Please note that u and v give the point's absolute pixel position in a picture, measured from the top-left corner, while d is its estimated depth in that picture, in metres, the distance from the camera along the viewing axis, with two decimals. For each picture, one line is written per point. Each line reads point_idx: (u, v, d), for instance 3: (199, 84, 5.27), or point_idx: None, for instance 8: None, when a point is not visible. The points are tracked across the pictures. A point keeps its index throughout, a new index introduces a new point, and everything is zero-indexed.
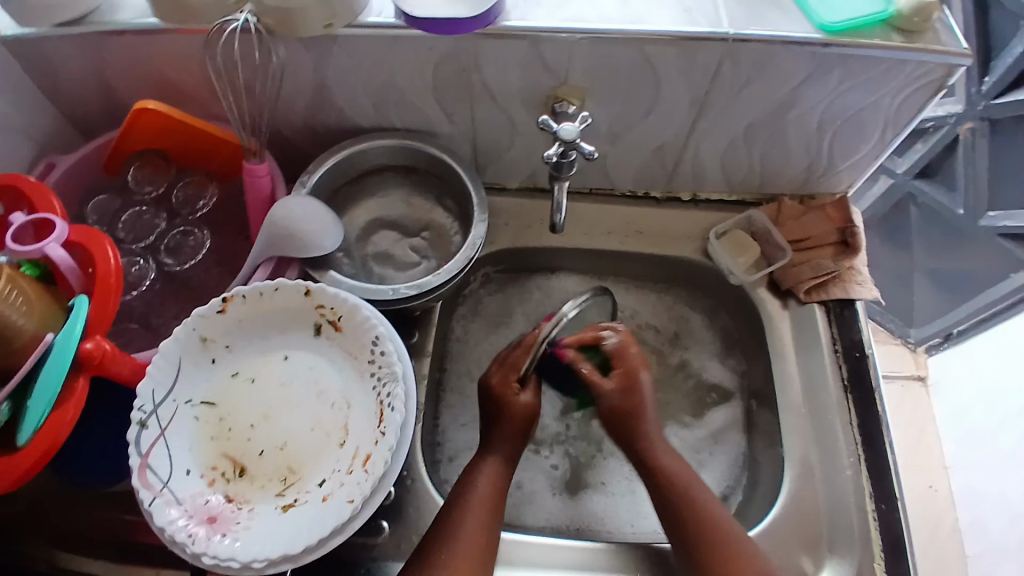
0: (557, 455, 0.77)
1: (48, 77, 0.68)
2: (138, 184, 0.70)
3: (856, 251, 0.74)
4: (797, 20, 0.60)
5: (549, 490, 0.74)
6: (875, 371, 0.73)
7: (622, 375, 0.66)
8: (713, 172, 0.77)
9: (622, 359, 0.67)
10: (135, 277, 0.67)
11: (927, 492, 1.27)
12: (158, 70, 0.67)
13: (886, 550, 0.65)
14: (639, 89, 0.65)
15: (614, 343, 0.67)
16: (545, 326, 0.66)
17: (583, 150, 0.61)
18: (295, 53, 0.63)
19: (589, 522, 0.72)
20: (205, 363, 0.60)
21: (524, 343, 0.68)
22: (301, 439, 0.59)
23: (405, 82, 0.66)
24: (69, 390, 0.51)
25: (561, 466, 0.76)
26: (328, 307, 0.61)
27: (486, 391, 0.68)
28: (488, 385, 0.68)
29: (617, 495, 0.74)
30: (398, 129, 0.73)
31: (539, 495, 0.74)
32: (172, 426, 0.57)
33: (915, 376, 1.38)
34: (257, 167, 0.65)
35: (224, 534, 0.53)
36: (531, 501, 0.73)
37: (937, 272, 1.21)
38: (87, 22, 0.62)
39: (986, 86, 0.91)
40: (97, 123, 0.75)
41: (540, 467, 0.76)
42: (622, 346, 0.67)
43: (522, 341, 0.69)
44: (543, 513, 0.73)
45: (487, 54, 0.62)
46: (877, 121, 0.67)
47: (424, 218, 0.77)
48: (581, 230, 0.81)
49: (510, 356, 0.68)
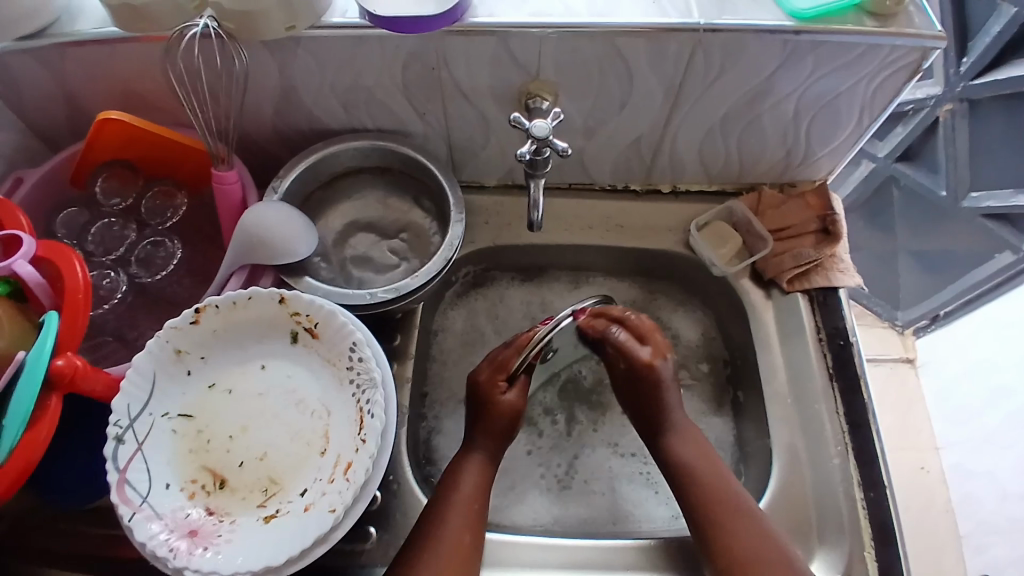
0: (548, 456, 0.76)
1: (11, 90, 0.67)
2: (105, 195, 0.70)
3: (837, 238, 0.74)
4: (768, 8, 0.59)
5: (538, 487, 0.74)
6: (859, 357, 0.72)
7: (629, 369, 0.68)
8: (691, 163, 0.77)
9: (630, 357, 0.68)
10: (107, 290, 0.66)
11: (918, 473, 1.28)
12: (121, 79, 0.66)
13: (875, 538, 0.65)
14: (611, 82, 0.64)
15: (619, 342, 0.68)
16: (540, 331, 0.65)
17: (556, 146, 0.60)
18: (259, 56, 0.62)
19: (571, 523, 0.72)
20: (180, 376, 0.59)
21: (517, 343, 0.67)
22: (281, 449, 0.58)
23: (374, 83, 0.65)
24: (42, 408, 0.50)
25: (550, 467, 0.75)
26: (304, 315, 0.60)
27: (474, 387, 0.67)
28: (476, 382, 0.67)
29: (596, 494, 0.74)
30: (371, 131, 0.72)
31: (530, 492, 0.74)
32: (149, 441, 0.56)
33: (904, 358, 1.38)
34: (225, 174, 0.64)
35: (206, 548, 0.52)
36: (521, 501, 0.73)
37: (922, 254, 1.21)
38: (46, 33, 0.61)
39: (964, 67, 0.91)
40: (65, 135, 0.74)
41: (534, 466, 0.75)
42: (629, 344, 0.68)
43: (514, 341, 0.68)
44: (531, 513, 0.72)
45: (455, 52, 0.61)
46: (853, 106, 0.67)
47: (401, 218, 0.76)
48: (561, 226, 0.80)
49: (500, 355, 0.68)
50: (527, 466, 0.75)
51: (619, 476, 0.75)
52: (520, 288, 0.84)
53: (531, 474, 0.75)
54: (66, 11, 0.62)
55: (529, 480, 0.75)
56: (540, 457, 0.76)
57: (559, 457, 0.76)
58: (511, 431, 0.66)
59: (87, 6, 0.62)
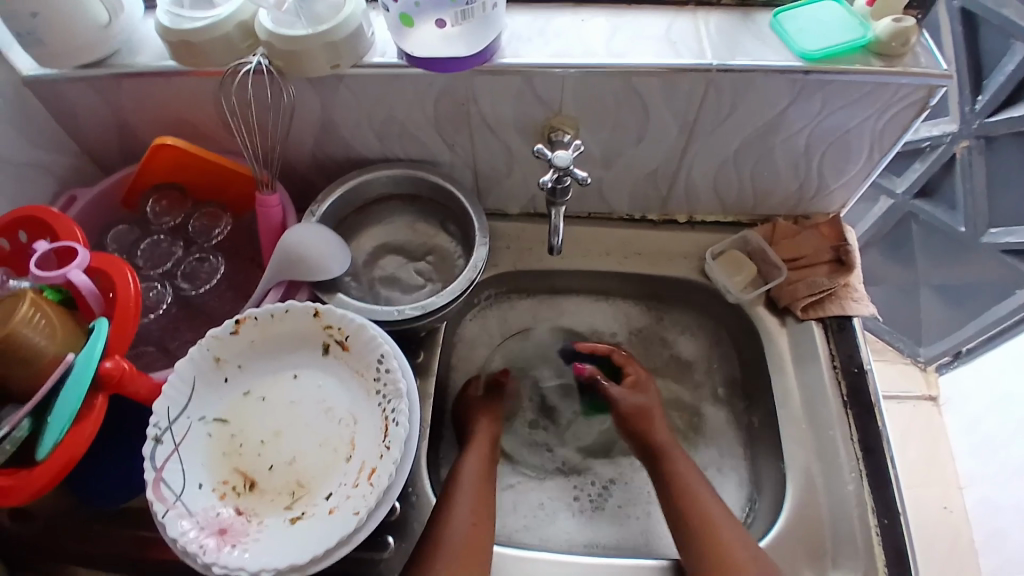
0: (582, 487, 0.78)
1: (72, 117, 0.74)
2: (157, 215, 0.75)
3: (851, 268, 0.76)
4: (778, 50, 0.63)
5: (573, 509, 0.77)
6: (874, 385, 0.73)
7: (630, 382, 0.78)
8: (705, 194, 0.80)
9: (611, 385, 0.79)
10: (153, 301, 0.71)
11: (943, 513, 1.24)
12: (174, 108, 0.72)
13: (890, 565, 0.65)
14: (628, 117, 0.68)
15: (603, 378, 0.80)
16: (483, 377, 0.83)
17: (577, 175, 0.63)
18: (303, 91, 0.67)
19: (606, 542, 0.74)
20: (218, 382, 0.63)
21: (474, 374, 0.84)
22: (309, 455, 0.61)
23: (406, 116, 0.70)
24: (89, 406, 0.54)
25: (581, 492, 0.78)
26: (336, 328, 0.64)
27: (464, 411, 0.78)
28: (470, 406, 0.78)
29: (630, 511, 0.77)
30: (402, 160, 0.77)
31: (565, 513, 0.76)
32: (187, 442, 0.59)
33: (927, 395, 1.36)
34: (269, 198, 0.69)
35: (234, 546, 0.55)
36: (550, 522, 0.76)
37: (944, 288, 1.21)
38: (105, 64, 0.67)
39: (980, 104, 0.93)
40: (116, 157, 0.80)
41: (565, 489, 0.78)
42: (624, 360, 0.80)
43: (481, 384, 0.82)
44: (561, 535, 0.75)
45: (481, 87, 0.65)
46: (862, 142, 0.70)
47: (428, 242, 0.81)
48: (579, 252, 0.84)
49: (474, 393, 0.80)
50: (551, 490, 0.78)
51: (640, 506, 0.77)
52: (532, 316, 0.87)
53: (558, 499, 0.77)
54: (126, 45, 0.68)
55: (561, 501, 0.77)
56: (566, 485, 0.79)
57: (587, 486, 0.79)
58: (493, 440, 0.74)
59: (144, 42, 0.69)
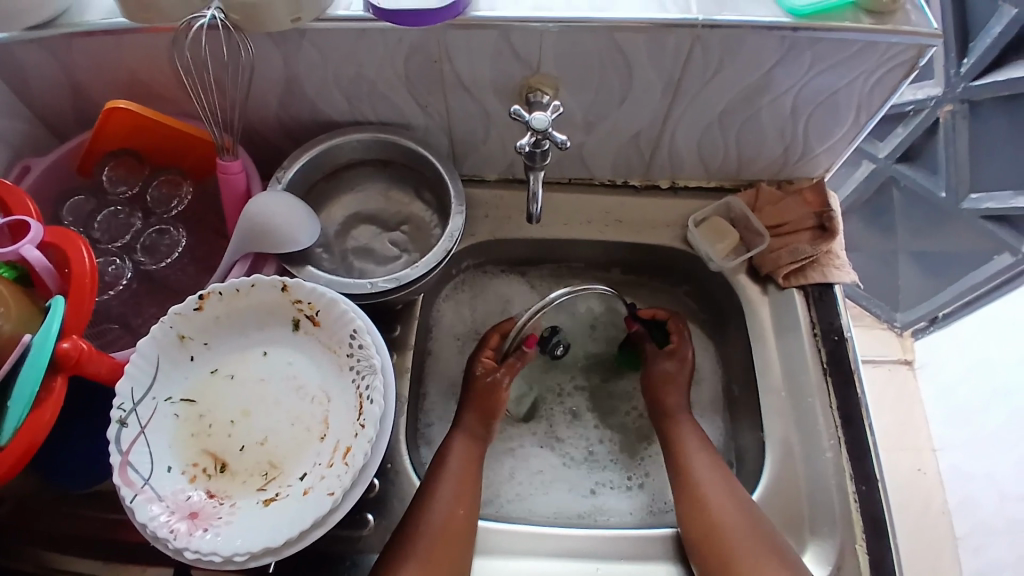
0: (583, 456, 0.78)
1: (23, 82, 0.68)
2: (112, 184, 0.71)
3: (834, 234, 0.74)
4: (766, 6, 0.60)
5: (572, 481, 0.76)
6: (853, 353, 0.73)
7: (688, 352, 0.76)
8: (689, 159, 0.77)
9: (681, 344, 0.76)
10: (111, 277, 0.67)
11: (916, 475, 1.28)
12: (129, 70, 0.67)
13: (866, 530, 0.66)
14: (611, 77, 0.65)
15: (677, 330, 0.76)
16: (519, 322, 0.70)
17: (555, 138, 0.60)
18: (264, 49, 0.63)
19: (597, 513, 0.74)
20: (183, 361, 0.60)
21: (501, 328, 0.74)
22: (282, 434, 0.59)
23: (376, 75, 0.66)
24: (47, 389, 0.51)
25: (578, 464, 0.77)
26: (305, 302, 0.61)
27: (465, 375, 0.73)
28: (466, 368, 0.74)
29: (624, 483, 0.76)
30: (373, 123, 0.73)
31: (561, 485, 0.75)
32: (153, 423, 0.57)
33: (902, 360, 1.38)
34: (230, 164, 0.65)
35: (206, 529, 0.53)
36: (544, 491, 0.75)
37: (922, 254, 1.22)
38: (54, 23, 0.62)
39: (964, 67, 0.92)
40: (74, 125, 0.75)
41: (559, 459, 0.77)
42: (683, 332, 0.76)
43: (501, 326, 0.74)
44: (553, 504, 0.74)
45: (457, 44, 0.62)
46: (851, 104, 0.68)
47: (402, 211, 0.78)
48: (560, 220, 0.81)
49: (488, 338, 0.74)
50: (558, 467, 0.77)
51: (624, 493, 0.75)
52: (509, 286, 0.85)
53: (562, 477, 0.76)
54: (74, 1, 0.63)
55: (558, 473, 0.76)
56: (571, 471, 0.77)
57: (584, 482, 0.76)
58: (495, 411, 0.70)
59: None
